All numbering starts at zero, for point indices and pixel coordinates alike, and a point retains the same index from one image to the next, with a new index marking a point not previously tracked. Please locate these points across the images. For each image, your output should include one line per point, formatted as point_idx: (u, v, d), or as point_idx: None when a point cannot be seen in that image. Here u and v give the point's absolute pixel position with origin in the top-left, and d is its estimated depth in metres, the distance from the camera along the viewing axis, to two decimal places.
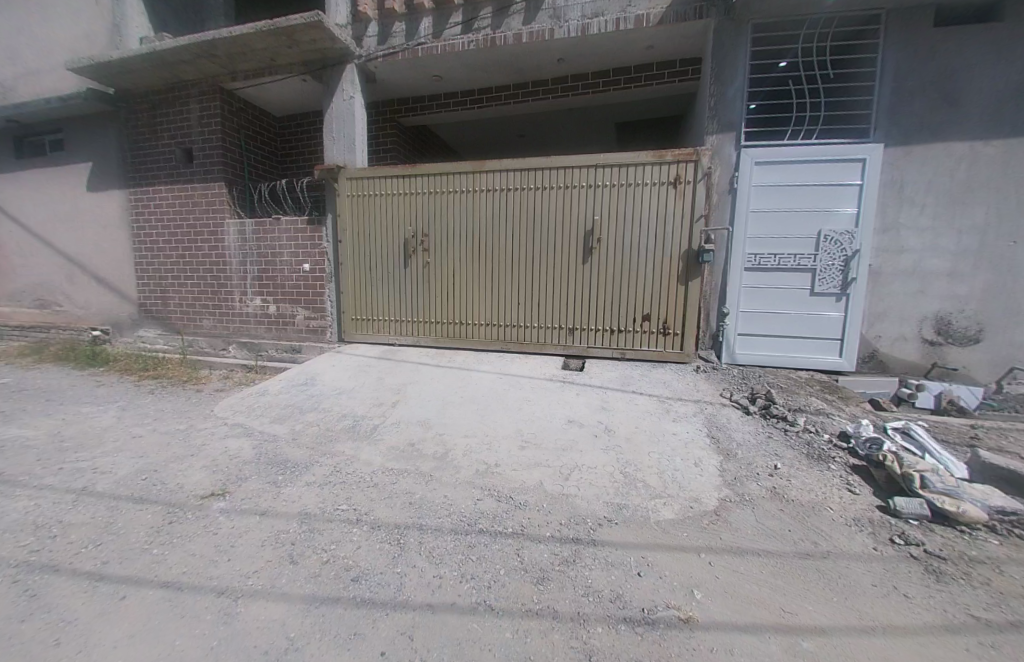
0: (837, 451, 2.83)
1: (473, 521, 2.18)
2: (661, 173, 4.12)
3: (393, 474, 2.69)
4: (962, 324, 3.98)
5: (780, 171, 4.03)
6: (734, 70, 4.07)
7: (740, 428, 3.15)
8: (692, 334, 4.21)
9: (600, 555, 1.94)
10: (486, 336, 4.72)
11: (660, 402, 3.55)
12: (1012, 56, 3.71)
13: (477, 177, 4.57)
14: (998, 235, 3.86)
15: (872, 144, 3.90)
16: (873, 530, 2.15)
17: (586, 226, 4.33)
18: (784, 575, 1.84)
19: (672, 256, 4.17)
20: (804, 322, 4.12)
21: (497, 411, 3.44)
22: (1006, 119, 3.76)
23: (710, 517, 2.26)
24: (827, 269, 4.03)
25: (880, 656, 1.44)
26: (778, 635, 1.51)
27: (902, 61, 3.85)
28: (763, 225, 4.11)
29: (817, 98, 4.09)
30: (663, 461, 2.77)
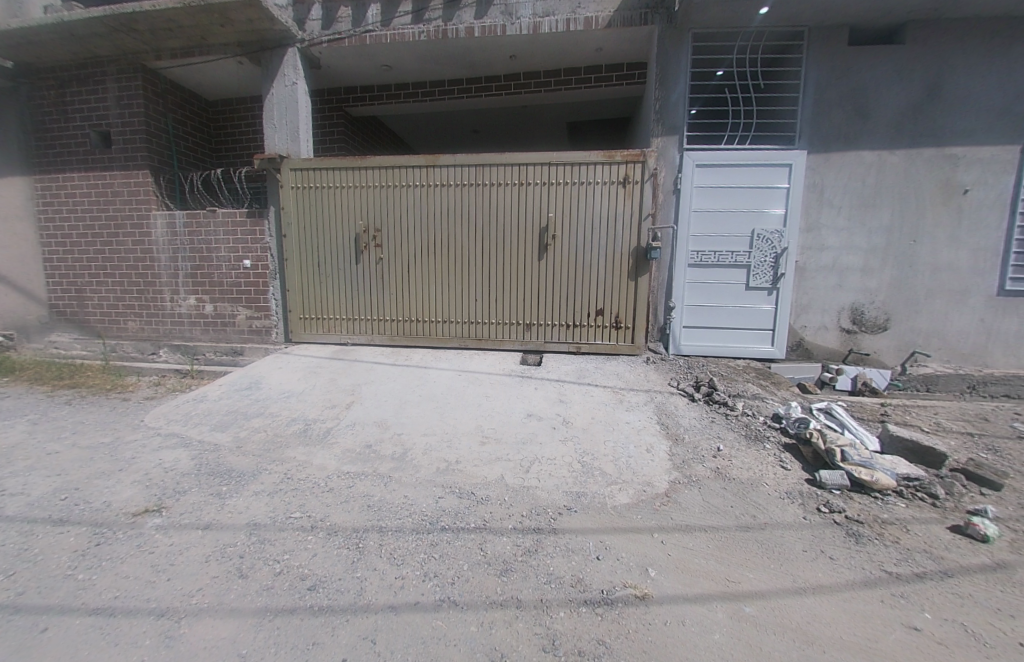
0: (771, 430, 3.09)
1: (435, 520, 2.17)
2: (611, 172, 4.26)
3: (350, 477, 2.61)
4: (873, 313, 4.46)
5: (718, 174, 4.31)
6: (676, 76, 4.29)
7: (687, 414, 3.35)
8: (642, 328, 4.41)
9: (561, 542, 2.00)
10: (443, 332, 4.66)
11: (614, 393, 3.69)
12: (910, 76, 4.19)
13: (430, 171, 4.49)
14: (901, 235, 4.35)
15: (796, 151, 4.27)
16: (802, 501, 2.37)
17: (540, 222, 4.39)
18: (728, 547, 2.00)
19: (623, 253, 4.34)
20: (741, 314, 4.44)
21: (455, 408, 3.42)
22: (905, 132, 4.25)
23: (661, 499, 2.40)
24: (760, 265, 4.38)
25: (810, 613, 1.60)
26: (724, 602, 1.64)
27: (822, 76, 4.23)
28: (704, 224, 4.37)
29: (750, 106, 4.40)
30: (617, 449, 2.90)
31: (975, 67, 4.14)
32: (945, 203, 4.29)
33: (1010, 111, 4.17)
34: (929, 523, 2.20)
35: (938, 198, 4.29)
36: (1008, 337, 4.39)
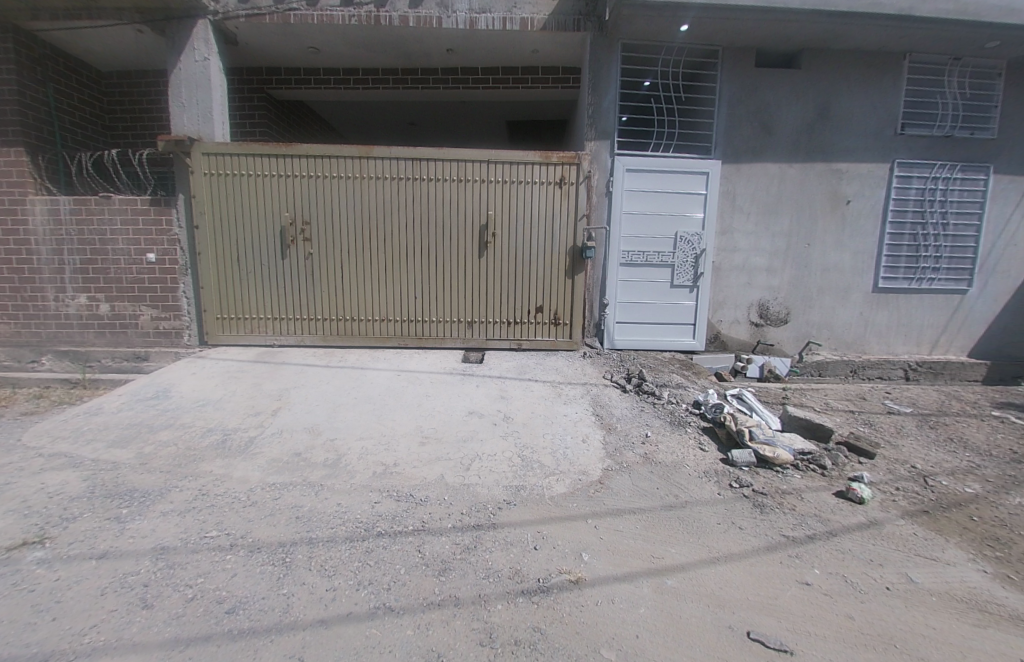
0: (692, 415, 3.37)
1: (371, 525, 2.10)
2: (548, 172, 4.36)
3: (276, 489, 2.44)
4: (776, 308, 5.01)
5: (646, 179, 4.58)
6: (607, 84, 4.49)
7: (619, 405, 3.55)
8: (579, 324, 4.59)
9: (500, 536, 2.03)
10: (380, 331, 4.50)
11: (553, 387, 3.80)
12: (804, 98, 4.74)
13: (363, 163, 4.29)
14: (798, 239, 4.93)
15: (712, 161, 4.67)
16: (718, 478, 2.62)
17: (480, 220, 4.39)
18: (654, 526, 2.15)
19: (561, 252, 4.48)
20: (667, 309, 4.78)
21: (394, 409, 3.33)
22: (801, 147, 4.80)
23: (595, 486, 2.53)
24: (683, 265, 4.74)
25: (723, 580, 1.77)
26: (649, 578, 1.76)
27: (733, 93, 4.66)
28: (634, 226, 4.63)
29: (673, 116, 4.72)
30: (556, 441, 3.01)
31: (854, 95, 4.78)
32: (831, 211, 4.92)
33: (882, 134, 4.87)
34: (817, 490, 2.53)
35: (827, 207, 4.91)
36: (879, 327, 5.15)
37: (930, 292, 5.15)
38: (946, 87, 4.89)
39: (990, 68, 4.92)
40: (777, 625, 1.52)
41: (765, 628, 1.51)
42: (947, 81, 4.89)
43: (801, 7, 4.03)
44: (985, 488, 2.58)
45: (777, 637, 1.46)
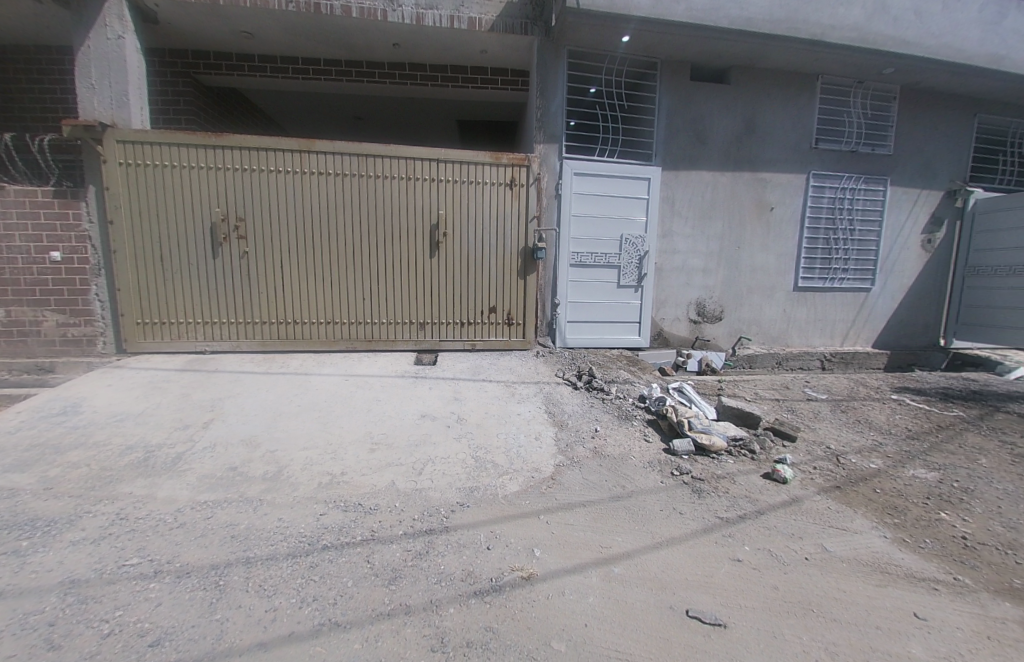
0: (638, 409, 3.54)
1: (316, 539, 2.01)
2: (498, 173, 4.39)
3: (208, 508, 2.26)
4: (712, 306, 5.38)
5: (593, 182, 4.74)
6: (554, 88, 4.59)
7: (570, 402, 3.64)
8: (531, 324, 4.66)
9: (452, 539, 2.02)
10: (326, 334, 4.31)
11: (506, 387, 3.83)
12: (734, 111, 5.12)
13: (304, 157, 4.09)
14: (730, 241, 5.32)
15: (653, 167, 4.92)
16: (661, 467, 2.78)
17: (430, 219, 4.32)
18: (602, 517, 2.24)
19: (513, 253, 4.52)
20: (614, 308, 4.98)
21: (341, 416, 3.20)
22: (731, 157, 5.18)
23: (546, 482, 2.58)
24: (628, 266, 4.95)
25: (664, 564, 1.88)
26: (598, 567, 1.83)
27: (671, 103, 4.94)
28: (582, 228, 4.77)
29: (616, 123, 4.92)
30: (509, 440, 3.03)
31: (776, 110, 5.24)
32: (758, 216, 5.36)
33: (800, 147, 5.37)
34: (748, 473, 2.75)
35: (754, 212, 5.34)
36: (800, 323, 5.68)
37: (841, 290, 5.76)
38: (851, 107, 5.48)
39: (887, 92, 5.58)
40: (712, 601, 1.65)
41: (701, 605, 1.62)
42: (852, 102, 5.48)
43: (729, 26, 4.36)
44: (885, 463, 2.92)
45: (711, 612, 1.58)
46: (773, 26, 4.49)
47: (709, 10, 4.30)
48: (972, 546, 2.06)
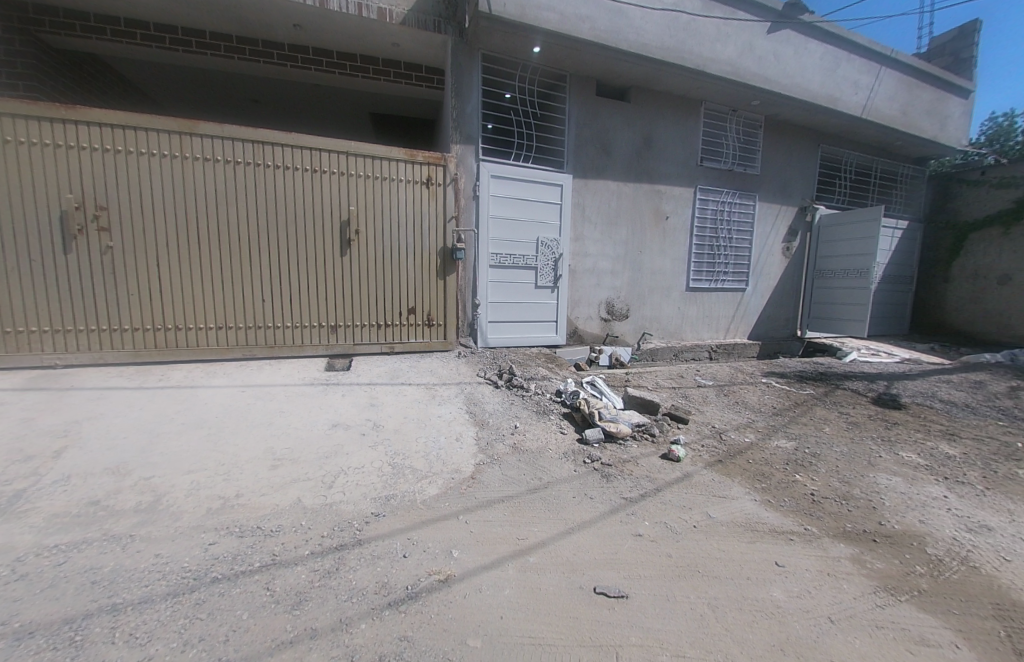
0: (554, 403, 3.70)
1: (205, 573, 1.79)
2: (413, 171, 4.29)
3: (60, 553, 1.89)
4: (620, 305, 5.82)
5: (509, 185, 4.85)
6: (469, 90, 4.60)
7: (491, 401, 3.69)
8: (452, 325, 4.63)
9: (366, 552, 1.93)
10: (219, 341, 3.84)
11: (425, 389, 3.75)
12: (634, 125, 5.59)
13: (187, 141, 3.61)
14: (634, 245, 5.80)
15: (565, 174, 5.18)
16: (574, 457, 2.94)
17: (340, 216, 4.07)
18: (520, 510, 2.31)
19: (431, 252, 4.45)
20: (532, 308, 5.15)
21: (239, 431, 2.89)
22: (633, 168, 5.65)
23: (466, 482, 2.60)
24: (544, 267, 5.16)
25: (575, 547, 1.99)
26: (514, 559, 1.89)
27: (579, 114, 5.25)
28: (500, 230, 4.86)
29: (530, 130, 5.08)
30: (428, 443, 2.98)
31: (669, 128, 5.83)
32: (657, 223, 5.92)
33: (689, 162, 6.03)
34: (650, 455, 3.03)
35: (653, 219, 5.88)
36: (693, 319, 6.39)
37: (724, 290, 6.59)
38: (729, 131, 6.30)
39: (755, 121, 6.50)
40: (616, 577, 1.79)
41: (607, 581, 1.76)
42: (729, 127, 6.30)
43: (628, 49, 4.76)
44: (757, 436, 3.42)
45: (615, 586, 1.73)
46: (665, 53, 5.00)
47: (610, 31, 4.65)
48: (818, 499, 2.50)
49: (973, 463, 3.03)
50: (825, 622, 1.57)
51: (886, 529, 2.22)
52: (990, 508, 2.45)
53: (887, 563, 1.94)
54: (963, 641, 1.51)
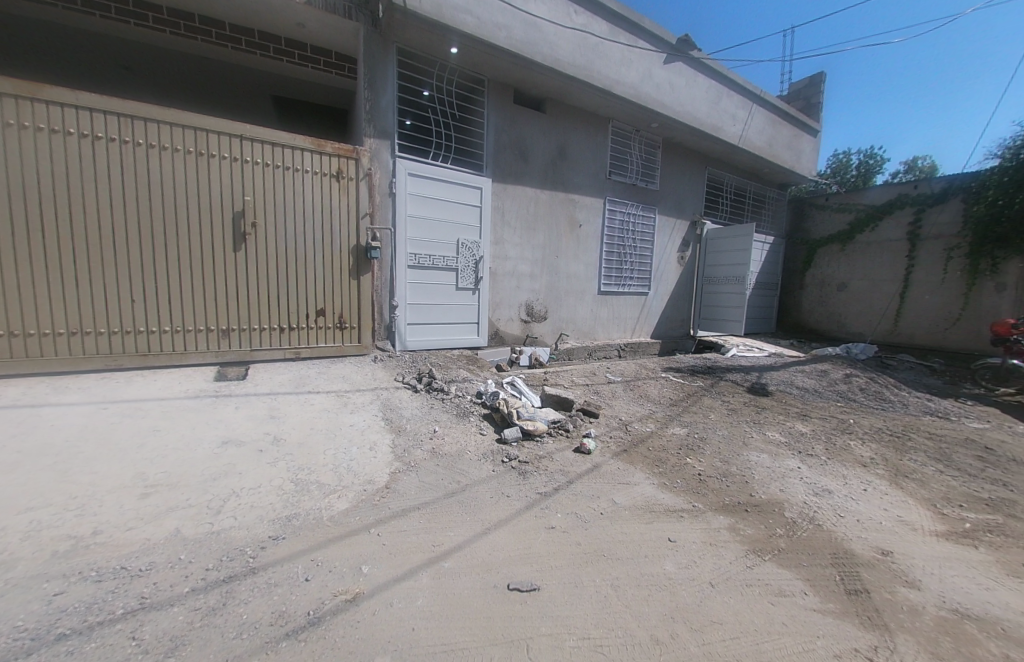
0: (474, 404, 3.70)
1: (44, 630, 1.47)
2: (321, 163, 4.00)
3: None
4: (538, 307, 6.01)
5: (427, 185, 4.74)
6: (384, 83, 4.42)
7: (409, 405, 3.57)
8: (367, 327, 4.40)
9: (260, 581, 1.74)
10: (72, 349, 3.19)
11: (336, 397, 3.50)
12: (549, 135, 5.82)
13: (26, 106, 2.97)
14: (550, 249, 6.03)
15: (484, 177, 5.22)
16: (493, 457, 2.97)
17: (235, 207, 3.65)
18: (436, 516, 2.27)
19: (342, 250, 4.18)
20: (453, 310, 5.10)
21: (100, 456, 2.43)
22: (549, 175, 5.88)
23: (380, 492, 2.48)
24: (465, 269, 5.14)
25: (491, 547, 2.00)
26: (429, 567, 1.84)
27: (497, 119, 5.32)
28: (418, 229, 4.72)
29: (449, 130, 5.03)
30: (338, 455, 2.79)
31: (582, 140, 6.18)
32: (571, 229, 6.23)
33: (600, 174, 6.44)
34: (564, 450, 3.16)
35: (568, 226, 6.18)
36: (604, 320, 6.84)
37: (631, 293, 7.15)
38: (633, 148, 6.86)
39: (655, 142, 7.15)
40: (529, 571, 1.84)
41: (520, 576, 1.80)
42: (633, 145, 6.86)
43: (542, 61, 4.96)
44: (657, 426, 3.76)
45: (528, 580, 1.77)
46: (576, 70, 5.30)
47: (525, 43, 4.81)
48: (705, 478, 2.83)
49: (820, 437, 3.66)
50: (707, 586, 1.78)
51: (755, 499, 2.58)
52: (831, 474, 2.98)
53: (756, 529, 2.26)
54: (810, 588, 1.81)
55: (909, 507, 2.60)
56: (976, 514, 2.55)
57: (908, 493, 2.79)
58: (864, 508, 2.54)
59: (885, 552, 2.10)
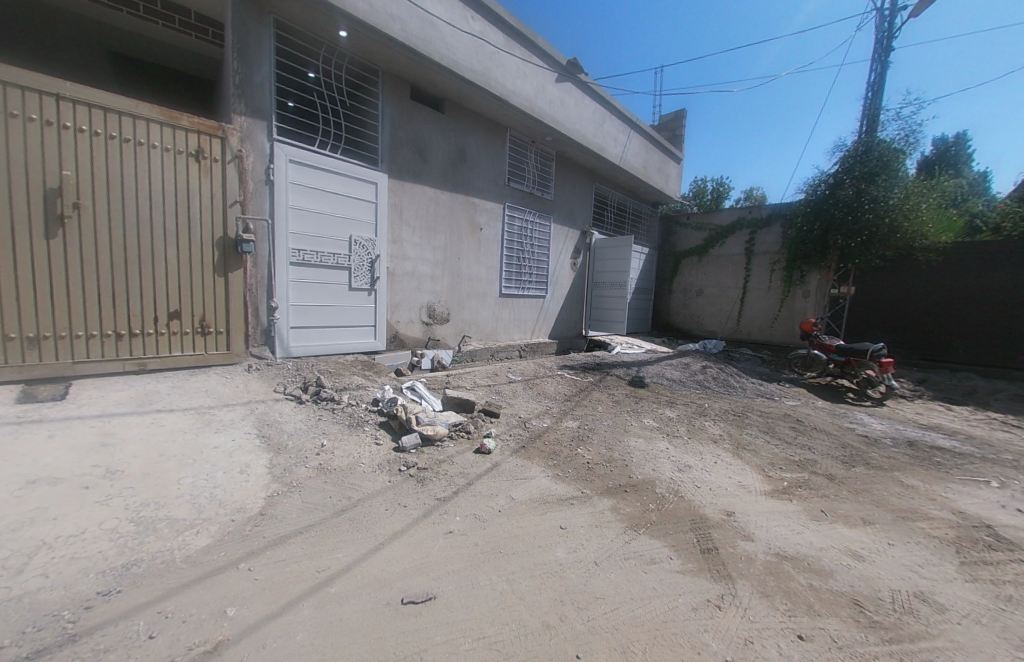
0: (369, 413, 3.47)
1: None
2: (173, 138, 3.39)
3: None
4: (439, 309, 5.90)
5: (312, 175, 4.34)
6: (258, 56, 3.93)
7: (292, 419, 3.21)
8: (238, 331, 3.86)
9: (81, 651, 1.39)
10: None
11: (197, 414, 2.99)
12: (447, 135, 5.76)
13: None
14: (450, 251, 5.97)
15: (379, 172, 4.96)
16: (389, 467, 2.82)
17: (49, 181, 2.90)
18: (322, 538, 2.07)
19: (204, 242, 3.60)
20: (346, 312, 4.74)
21: None
22: (448, 176, 5.82)
23: (253, 521, 2.18)
24: (358, 267, 4.81)
25: (383, 564, 1.89)
26: (311, 596, 1.67)
27: (392, 113, 5.09)
28: (301, 223, 4.29)
29: (338, 118, 4.66)
30: (198, 483, 2.38)
31: (480, 145, 6.24)
32: (471, 231, 6.24)
33: (498, 179, 6.58)
34: (464, 452, 3.15)
35: (468, 228, 6.19)
36: (505, 322, 7.00)
37: (529, 296, 7.45)
38: (529, 157, 7.16)
39: (549, 154, 7.56)
40: (424, 581, 1.78)
41: (414, 589, 1.73)
42: (529, 154, 7.15)
43: (438, 60, 4.89)
44: (552, 421, 3.96)
45: (423, 591, 1.72)
46: (473, 74, 5.34)
47: (420, 38, 4.68)
48: (593, 466, 3.06)
49: (684, 421, 4.23)
50: (592, 565, 1.93)
51: (634, 480, 2.87)
52: (692, 452, 3.46)
53: (634, 507, 2.51)
54: (675, 553, 2.08)
55: (747, 473, 3.15)
56: (791, 473, 3.19)
57: (747, 461, 3.38)
58: (716, 478, 3.00)
59: (729, 513, 2.51)
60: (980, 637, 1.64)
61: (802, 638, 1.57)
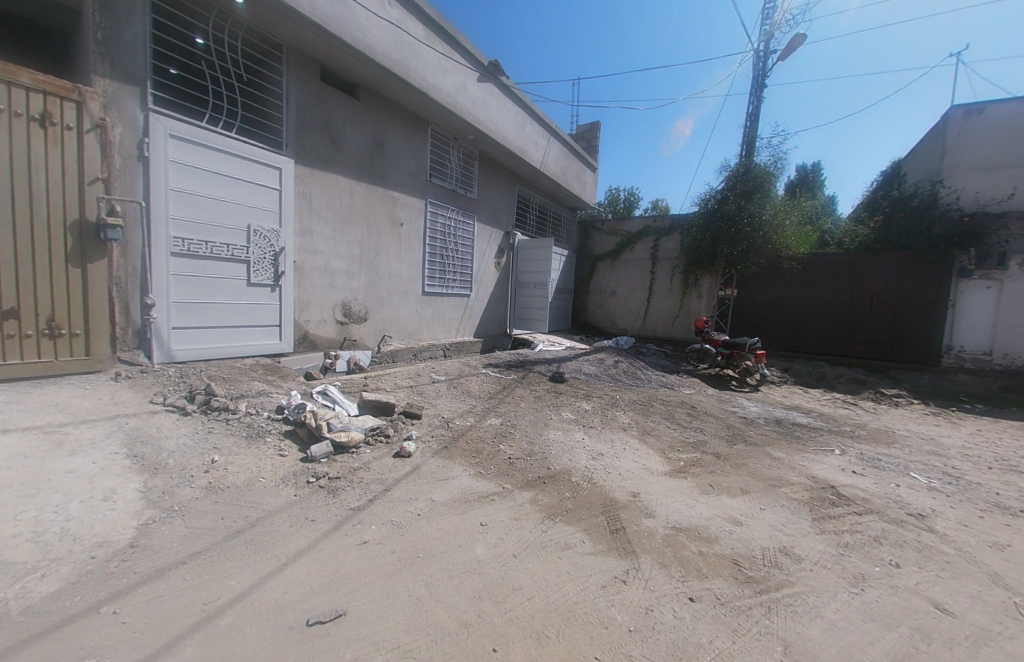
0: (272, 422, 3.14)
1: None
2: (7, 96, 2.75)
3: None
4: (355, 307, 5.56)
5: (200, 155, 3.82)
6: (127, 12, 3.36)
7: (174, 434, 2.80)
8: (101, 333, 3.26)
9: None
10: None
11: (43, 434, 2.46)
12: (362, 123, 5.44)
13: None
14: (368, 247, 5.65)
15: (283, 158, 4.51)
16: (295, 480, 2.59)
17: None
18: (212, 565, 1.83)
19: (52, 226, 2.97)
20: (243, 311, 4.26)
21: None
22: (363, 167, 5.50)
23: (121, 556, 1.86)
24: (259, 261, 4.34)
25: (286, 586, 1.73)
26: (196, 633, 1.47)
27: (298, 93, 4.67)
28: (185, 208, 3.75)
29: (233, 94, 4.16)
30: (44, 517, 1.96)
31: (398, 137, 5.99)
32: (390, 227, 5.97)
33: (419, 174, 6.38)
34: (383, 457, 3.01)
35: (386, 223, 5.92)
36: (427, 320, 6.83)
37: (452, 295, 7.34)
38: (450, 155, 7.05)
39: (470, 152, 7.51)
40: (334, 598, 1.67)
41: (322, 607, 1.61)
42: (450, 152, 7.04)
43: (352, 42, 4.59)
44: (475, 419, 3.96)
45: (332, 608, 1.61)
46: (390, 63, 5.11)
47: (330, 16, 4.35)
48: (514, 461, 3.11)
49: (598, 412, 4.50)
50: (511, 558, 1.97)
51: (552, 471, 2.98)
52: (605, 441, 3.70)
53: (553, 498, 2.60)
54: (587, 537, 2.20)
55: (651, 457, 3.44)
56: (687, 454, 3.57)
57: (651, 446, 3.70)
58: (625, 463, 3.24)
59: (635, 495, 2.73)
60: (826, 578, 1.98)
61: (693, 600, 1.76)
